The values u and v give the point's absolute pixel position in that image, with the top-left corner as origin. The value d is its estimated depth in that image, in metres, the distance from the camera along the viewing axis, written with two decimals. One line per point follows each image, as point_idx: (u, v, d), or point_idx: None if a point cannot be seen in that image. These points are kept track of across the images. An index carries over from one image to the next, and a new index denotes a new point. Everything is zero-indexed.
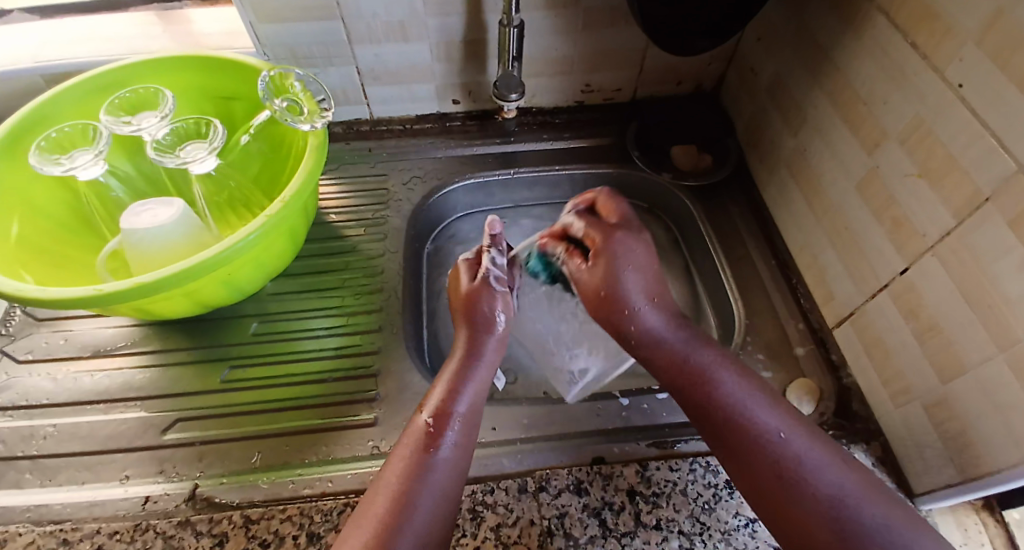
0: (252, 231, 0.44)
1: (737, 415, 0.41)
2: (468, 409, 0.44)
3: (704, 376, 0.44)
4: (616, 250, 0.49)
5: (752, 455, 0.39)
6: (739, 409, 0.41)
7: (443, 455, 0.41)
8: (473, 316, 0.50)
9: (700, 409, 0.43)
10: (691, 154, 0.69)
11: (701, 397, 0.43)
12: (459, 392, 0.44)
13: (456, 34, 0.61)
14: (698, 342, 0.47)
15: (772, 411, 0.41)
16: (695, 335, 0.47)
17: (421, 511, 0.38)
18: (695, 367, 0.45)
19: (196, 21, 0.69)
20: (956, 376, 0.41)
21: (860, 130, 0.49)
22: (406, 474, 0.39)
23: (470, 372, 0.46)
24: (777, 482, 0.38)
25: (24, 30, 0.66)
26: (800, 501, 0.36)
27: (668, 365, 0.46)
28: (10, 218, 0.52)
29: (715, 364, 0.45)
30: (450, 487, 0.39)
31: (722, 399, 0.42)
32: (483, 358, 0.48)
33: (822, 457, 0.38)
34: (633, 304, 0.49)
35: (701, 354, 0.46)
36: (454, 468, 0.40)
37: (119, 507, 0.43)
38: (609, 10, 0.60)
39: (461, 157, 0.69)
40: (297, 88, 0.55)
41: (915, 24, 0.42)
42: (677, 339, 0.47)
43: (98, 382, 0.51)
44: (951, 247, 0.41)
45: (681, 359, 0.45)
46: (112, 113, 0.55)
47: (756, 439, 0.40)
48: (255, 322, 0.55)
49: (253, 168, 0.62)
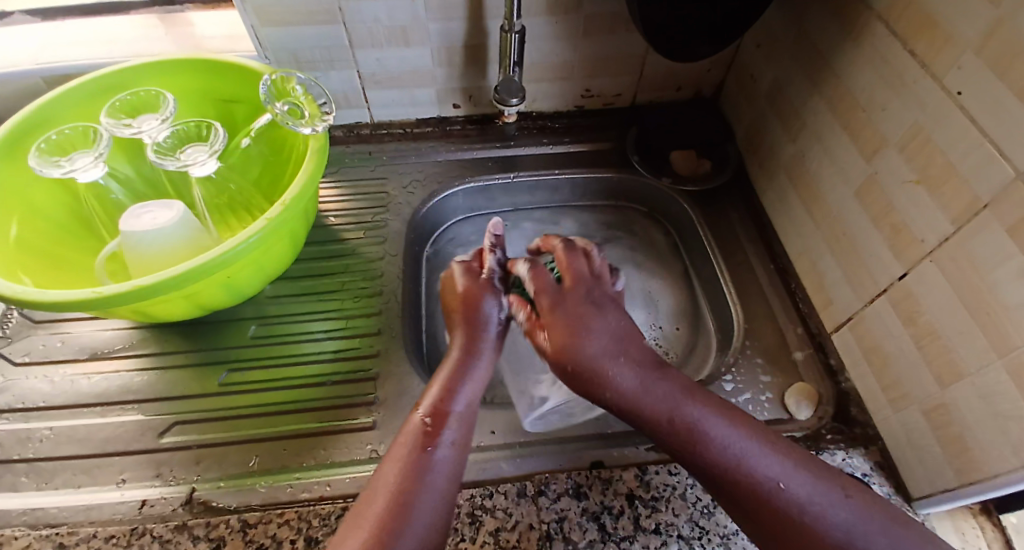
0: (252, 235, 0.44)
1: (736, 468, 0.39)
2: (465, 409, 0.44)
3: (695, 431, 0.41)
4: (574, 314, 0.47)
5: (757, 505, 0.38)
6: (739, 460, 0.39)
7: (443, 454, 0.41)
8: (472, 317, 0.50)
9: (697, 464, 0.40)
10: (690, 160, 0.69)
11: (697, 454, 0.40)
12: (456, 392, 0.45)
13: (457, 39, 0.61)
14: (680, 395, 0.43)
15: (771, 454, 0.40)
16: (678, 385, 0.44)
17: (422, 509, 0.37)
18: (683, 421, 0.42)
19: (197, 24, 0.69)
20: (956, 382, 0.41)
21: (860, 136, 0.50)
22: (406, 473, 0.39)
23: (467, 372, 0.47)
24: (784, 524, 0.37)
25: (25, 32, 0.66)
26: (810, 548, 0.35)
27: (655, 425, 0.43)
28: (9, 220, 0.51)
29: (705, 417, 0.42)
30: (450, 487, 0.40)
31: (718, 448, 0.40)
32: (481, 359, 0.48)
33: (827, 493, 0.37)
34: (608, 364, 0.45)
35: (687, 410, 0.42)
36: (453, 468, 0.41)
37: (116, 511, 0.43)
38: (610, 16, 0.61)
39: (461, 161, 0.69)
40: (298, 92, 0.56)
41: (915, 31, 0.43)
42: (658, 397, 0.43)
43: (95, 385, 0.50)
44: (950, 253, 0.41)
45: (670, 416, 0.42)
46: (113, 116, 0.55)
47: (758, 487, 0.38)
48: (254, 325, 0.55)
49: (253, 171, 0.62)
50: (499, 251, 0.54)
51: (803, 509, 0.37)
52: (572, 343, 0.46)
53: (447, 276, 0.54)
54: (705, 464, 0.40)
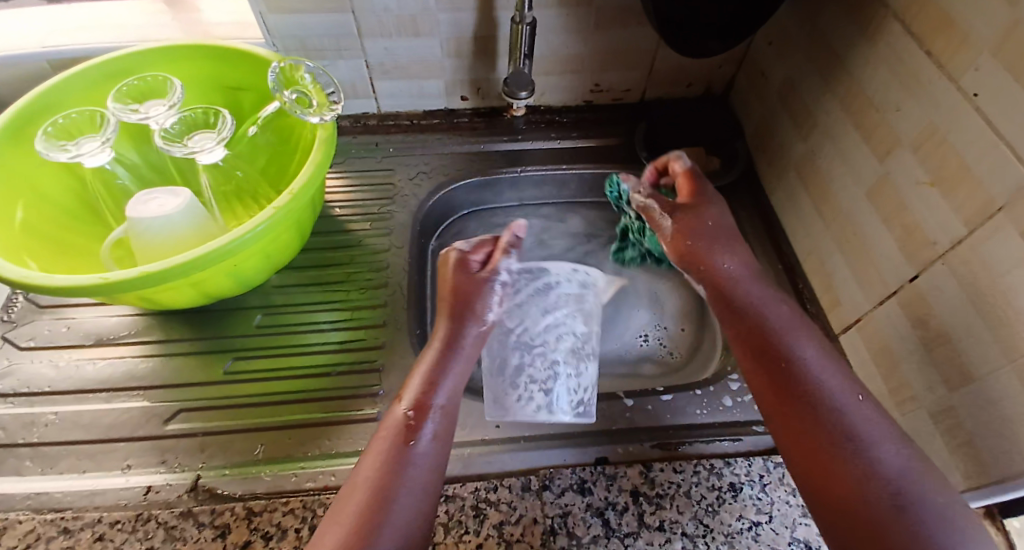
0: (260, 223, 0.44)
1: (802, 377, 0.41)
2: (446, 404, 0.43)
3: (787, 327, 0.45)
4: (704, 204, 0.53)
5: (809, 423, 0.39)
6: (802, 371, 0.42)
7: (422, 449, 0.40)
8: (459, 310, 0.48)
9: (772, 365, 0.43)
10: (699, 158, 0.67)
11: (777, 351, 0.43)
12: (435, 386, 0.43)
13: (467, 30, 0.61)
14: (777, 295, 0.48)
15: (839, 379, 0.41)
16: (775, 295, 0.48)
17: (403, 501, 0.37)
18: (781, 318, 0.45)
19: (205, 11, 0.68)
20: (964, 384, 0.41)
21: (872, 136, 0.49)
22: (385, 468, 0.38)
23: (447, 368, 0.45)
24: (827, 448, 0.38)
25: (31, 14, 0.65)
26: (850, 467, 0.36)
27: (743, 313, 0.47)
28: (14, 204, 0.51)
29: (794, 325, 0.45)
30: (430, 481, 0.38)
31: (792, 356, 0.43)
32: (461, 353, 0.46)
33: (879, 429, 0.38)
34: (711, 244, 0.51)
35: (778, 309, 0.47)
36: (433, 462, 0.39)
37: (122, 496, 0.43)
38: (621, 10, 0.60)
39: (469, 154, 0.69)
40: (306, 80, 0.55)
41: (931, 30, 0.42)
42: (756, 289, 0.48)
43: (100, 371, 0.50)
44: (963, 255, 0.41)
45: (773, 315, 0.46)
46: (120, 101, 0.55)
47: (814, 403, 0.40)
48: (260, 314, 0.55)
49: (260, 160, 0.61)
50: (510, 254, 0.52)
51: (848, 434, 0.38)
52: (696, 226, 0.52)
53: (443, 259, 0.52)
54: (777, 366, 0.43)
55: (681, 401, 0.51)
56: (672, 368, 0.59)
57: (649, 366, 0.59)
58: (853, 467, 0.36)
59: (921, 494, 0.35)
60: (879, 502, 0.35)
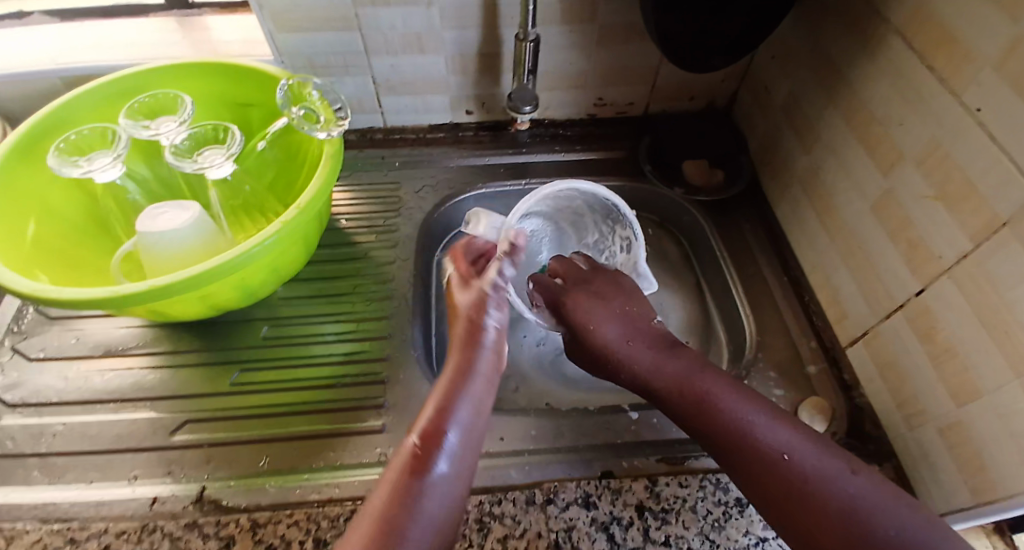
0: (268, 236, 0.45)
1: (740, 430, 0.41)
2: (463, 433, 0.38)
3: (702, 390, 0.44)
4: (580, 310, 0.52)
5: (759, 471, 0.39)
6: (740, 427, 0.41)
7: (438, 482, 0.36)
8: (478, 320, 0.42)
9: (707, 429, 0.42)
10: (702, 172, 0.69)
11: (709, 415, 0.42)
12: (454, 408, 0.38)
13: (471, 47, 0.62)
14: (698, 370, 0.45)
15: (773, 423, 0.41)
16: (688, 360, 0.46)
17: (412, 542, 0.34)
18: (691, 384, 0.44)
19: (214, 28, 0.70)
20: (972, 399, 0.41)
21: (875, 150, 0.50)
22: (390, 504, 0.34)
23: (467, 385, 0.40)
24: (784, 491, 0.38)
25: (45, 32, 0.67)
26: (805, 506, 0.36)
27: (669, 392, 0.45)
28: (26, 219, 0.52)
29: (722, 390, 0.43)
30: (443, 519, 0.35)
31: (719, 413, 0.42)
32: (480, 372, 0.41)
33: (829, 463, 0.38)
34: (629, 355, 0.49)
35: (704, 380, 0.44)
36: (450, 496, 0.36)
37: (127, 506, 0.43)
38: (624, 26, 0.61)
39: (473, 168, 0.70)
40: (313, 97, 0.56)
41: (933, 46, 0.43)
42: (676, 367, 0.46)
43: (108, 382, 0.51)
44: (969, 270, 0.41)
45: (684, 382, 0.45)
46: (131, 117, 0.56)
47: (759, 454, 0.39)
48: (266, 326, 0.55)
49: (268, 174, 0.62)
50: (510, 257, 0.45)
51: (800, 474, 0.38)
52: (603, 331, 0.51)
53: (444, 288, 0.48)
54: (713, 429, 0.42)
55: None
56: None
57: None
58: (811, 509, 0.36)
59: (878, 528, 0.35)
60: (836, 542, 0.35)
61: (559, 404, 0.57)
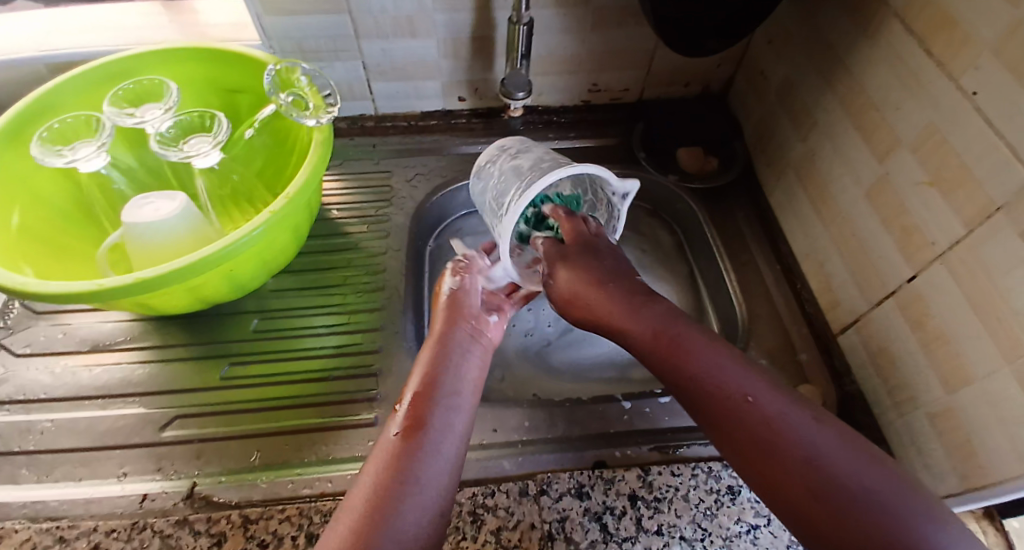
0: (257, 227, 0.44)
1: (705, 378, 0.39)
2: (446, 407, 0.41)
3: (672, 340, 0.42)
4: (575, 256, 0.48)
5: (731, 419, 0.37)
6: (711, 381, 0.39)
7: (433, 440, 0.39)
8: (451, 303, 0.49)
9: (676, 379, 0.41)
10: (697, 158, 0.68)
11: (678, 362, 0.41)
12: (440, 377, 0.43)
13: (463, 31, 0.61)
14: (682, 331, 0.43)
15: (739, 372, 0.39)
16: (661, 313, 0.44)
17: (417, 499, 0.36)
18: (664, 337, 0.43)
19: (201, 13, 0.68)
20: (963, 386, 0.41)
21: (872, 136, 0.49)
22: (388, 465, 0.37)
23: (449, 359, 0.44)
24: (756, 443, 0.36)
25: (25, 18, 0.65)
26: (776, 459, 0.35)
27: (652, 357, 0.43)
28: (10, 211, 0.51)
29: (712, 356, 0.40)
30: (446, 475, 0.38)
31: (689, 361, 0.41)
32: (459, 346, 0.46)
33: (802, 418, 0.36)
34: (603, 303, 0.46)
35: (692, 344, 0.41)
36: (449, 451, 0.39)
37: (117, 504, 0.43)
38: (619, 9, 0.60)
39: (466, 155, 0.69)
40: (302, 83, 0.55)
41: (931, 29, 0.42)
42: (654, 324, 0.43)
43: (96, 377, 0.50)
44: (962, 258, 0.40)
45: (655, 334, 0.43)
46: (116, 104, 0.54)
47: (729, 401, 0.38)
48: (256, 318, 0.54)
49: (257, 161, 0.60)
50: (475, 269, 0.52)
51: (767, 422, 0.36)
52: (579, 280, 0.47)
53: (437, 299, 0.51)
54: (682, 380, 0.40)
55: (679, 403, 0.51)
56: None
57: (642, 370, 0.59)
58: (781, 462, 0.35)
59: (844, 474, 0.33)
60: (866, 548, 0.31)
61: (547, 394, 0.57)
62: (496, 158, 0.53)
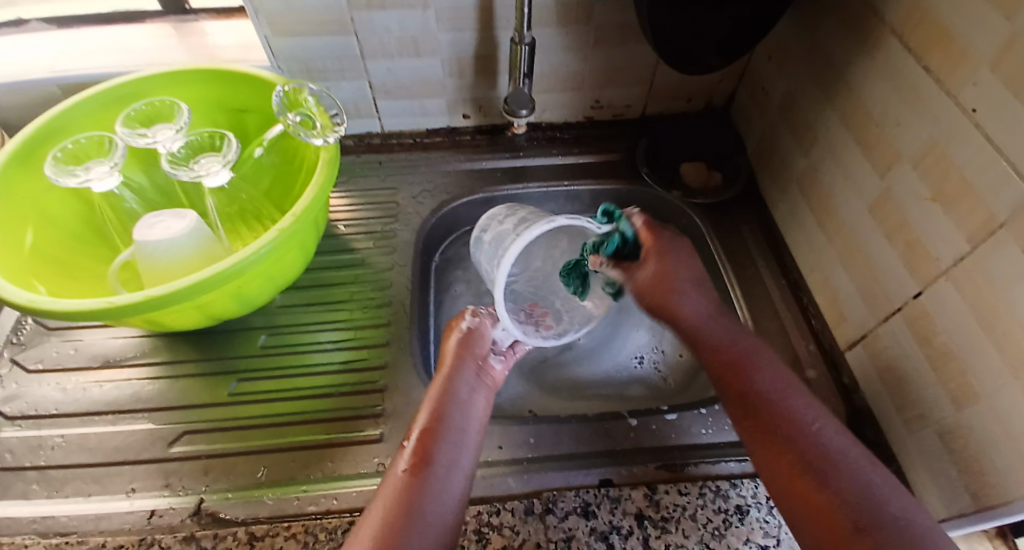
0: (263, 246, 0.45)
1: (762, 390, 0.43)
2: (451, 455, 0.41)
3: (729, 337, 0.47)
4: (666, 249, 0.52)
5: (785, 434, 0.40)
6: (774, 390, 0.43)
7: (440, 475, 0.39)
8: (467, 338, 0.49)
9: (732, 379, 0.45)
10: (700, 176, 0.69)
11: (734, 370, 0.45)
12: (446, 412, 0.43)
13: (467, 49, 0.62)
14: (764, 351, 0.46)
15: (796, 387, 0.44)
16: (729, 323, 0.49)
17: (423, 534, 0.36)
18: (738, 341, 0.47)
19: (211, 34, 0.69)
20: (971, 402, 0.40)
21: (873, 151, 0.49)
22: (395, 507, 0.37)
23: (456, 395, 0.45)
24: (805, 464, 0.38)
25: (39, 40, 0.67)
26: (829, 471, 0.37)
27: (721, 348, 0.47)
28: (24, 229, 0.52)
29: (780, 379, 0.44)
30: (450, 513, 0.38)
31: (751, 382, 0.44)
32: (466, 388, 0.46)
33: (849, 443, 0.39)
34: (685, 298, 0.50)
35: (765, 354, 0.46)
36: (453, 492, 0.39)
37: (126, 520, 0.43)
38: (620, 27, 0.61)
39: (470, 171, 0.70)
40: (309, 103, 0.55)
41: (927, 46, 0.42)
42: (720, 327, 0.48)
43: (106, 393, 0.51)
44: (967, 273, 0.40)
45: (721, 338, 0.48)
46: (127, 124, 0.55)
47: (790, 421, 0.41)
48: (264, 335, 0.55)
49: (264, 181, 0.62)
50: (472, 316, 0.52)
51: (824, 450, 0.39)
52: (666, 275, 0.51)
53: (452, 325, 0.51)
54: (731, 378, 0.45)
55: (687, 421, 0.50)
56: (666, 392, 0.59)
57: (638, 387, 0.59)
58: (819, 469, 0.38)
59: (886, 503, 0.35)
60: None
61: (544, 411, 0.57)
62: (486, 225, 0.55)
